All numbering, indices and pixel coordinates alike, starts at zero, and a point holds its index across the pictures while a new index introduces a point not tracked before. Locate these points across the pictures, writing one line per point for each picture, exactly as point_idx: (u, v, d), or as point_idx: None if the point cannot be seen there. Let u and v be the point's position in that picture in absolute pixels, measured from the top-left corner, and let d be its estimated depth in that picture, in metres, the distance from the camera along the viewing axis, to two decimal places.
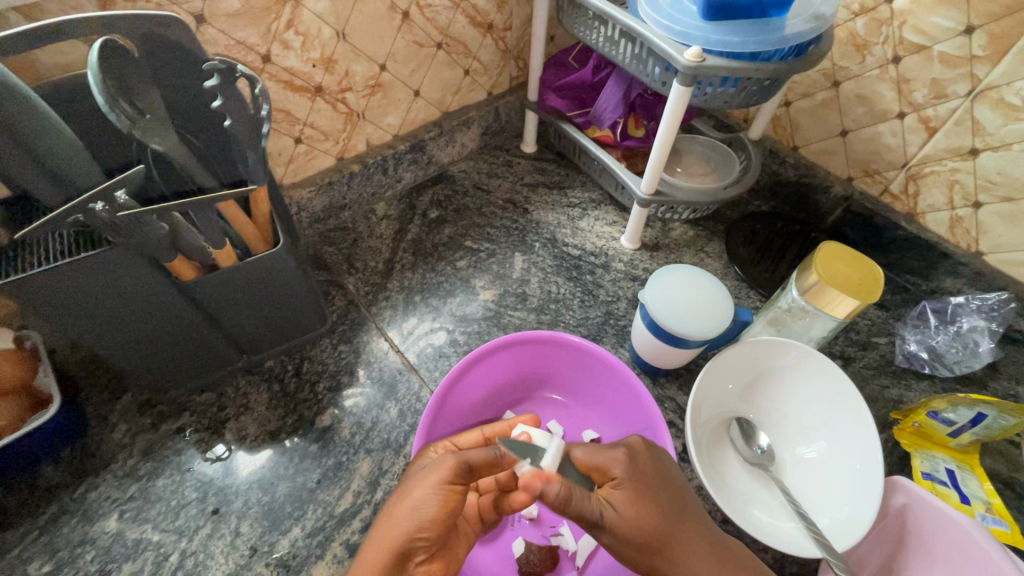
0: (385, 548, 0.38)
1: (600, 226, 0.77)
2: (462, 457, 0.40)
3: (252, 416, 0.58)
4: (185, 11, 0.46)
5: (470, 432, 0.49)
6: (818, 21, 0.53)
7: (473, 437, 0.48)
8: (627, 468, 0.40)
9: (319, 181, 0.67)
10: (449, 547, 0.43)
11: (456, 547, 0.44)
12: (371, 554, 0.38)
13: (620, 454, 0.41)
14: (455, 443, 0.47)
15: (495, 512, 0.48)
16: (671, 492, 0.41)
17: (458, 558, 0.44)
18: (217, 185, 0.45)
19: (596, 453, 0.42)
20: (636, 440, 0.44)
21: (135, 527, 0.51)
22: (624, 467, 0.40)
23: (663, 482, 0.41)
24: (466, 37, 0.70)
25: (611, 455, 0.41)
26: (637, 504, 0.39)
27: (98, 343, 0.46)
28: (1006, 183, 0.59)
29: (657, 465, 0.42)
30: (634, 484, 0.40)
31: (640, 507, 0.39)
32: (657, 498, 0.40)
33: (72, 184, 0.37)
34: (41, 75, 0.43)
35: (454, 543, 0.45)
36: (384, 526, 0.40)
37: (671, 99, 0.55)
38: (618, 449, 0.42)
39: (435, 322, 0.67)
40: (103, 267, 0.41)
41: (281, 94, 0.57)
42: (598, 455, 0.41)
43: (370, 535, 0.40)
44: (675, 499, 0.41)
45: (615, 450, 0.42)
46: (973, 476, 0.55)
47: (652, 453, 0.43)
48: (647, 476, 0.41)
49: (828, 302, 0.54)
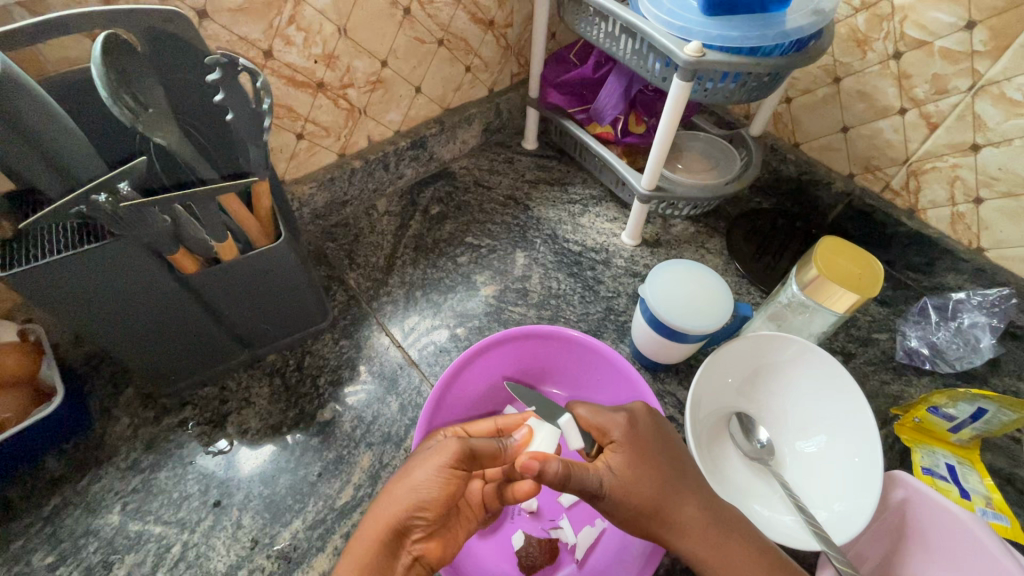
0: (384, 523, 0.39)
1: (600, 223, 0.77)
2: (466, 442, 0.41)
3: (253, 410, 0.58)
4: (187, 6, 0.47)
5: (482, 421, 0.49)
6: (819, 16, 0.53)
7: (486, 426, 0.48)
8: (625, 430, 0.44)
9: (321, 177, 0.68)
10: (450, 528, 0.43)
11: (457, 530, 0.44)
12: (372, 527, 0.39)
13: (619, 417, 0.44)
14: (466, 430, 0.47)
15: (497, 503, 0.47)
16: (670, 457, 0.43)
17: (458, 540, 0.43)
18: (219, 178, 0.46)
19: (599, 414, 0.45)
20: (639, 406, 0.46)
21: (137, 519, 0.51)
22: (623, 429, 0.44)
23: (663, 447, 0.44)
24: (467, 33, 0.70)
25: (611, 418, 0.44)
26: (631, 466, 0.42)
27: (101, 335, 0.46)
28: (1007, 179, 0.59)
29: (660, 430, 0.45)
30: (632, 445, 0.43)
31: (635, 468, 0.42)
32: (653, 462, 0.43)
33: (75, 176, 0.37)
34: (45, 70, 0.43)
35: (455, 525, 0.44)
36: (386, 500, 0.41)
37: (671, 94, 0.55)
38: (619, 413, 0.45)
39: (437, 318, 0.67)
40: (107, 261, 0.41)
41: (283, 90, 0.57)
42: (600, 417, 0.45)
43: (368, 513, 0.41)
44: (674, 464, 0.43)
45: (617, 414, 0.45)
46: (973, 471, 0.55)
47: (656, 420, 0.45)
48: (645, 440, 0.44)
49: (828, 296, 0.54)
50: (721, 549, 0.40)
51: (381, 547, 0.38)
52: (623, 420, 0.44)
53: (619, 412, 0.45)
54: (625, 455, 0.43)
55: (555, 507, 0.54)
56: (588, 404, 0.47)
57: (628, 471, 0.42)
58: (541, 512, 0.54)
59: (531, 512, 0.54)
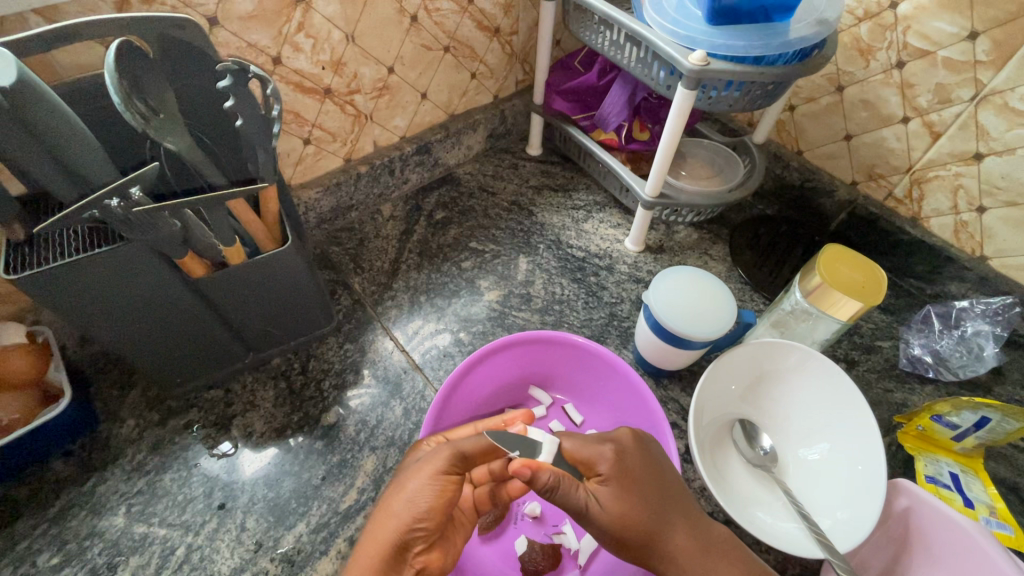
0: (385, 542, 0.39)
1: (604, 229, 0.78)
2: (456, 447, 0.42)
3: (258, 413, 0.59)
4: (198, 13, 0.47)
5: (463, 427, 0.49)
6: (823, 25, 0.54)
7: (466, 431, 0.49)
8: (613, 465, 0.42)
9: (327, 182, 0.68)
10: (447, 537, 0.43)
11: (455, 539, 0.44)
12: (371, 547, 0.39)
13: (606, 451, 0.43)
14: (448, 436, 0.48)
15: (491, 503, 0.48)
16: (660, 491, 0.42)
17: (456, 550, 0.44)
18: (228, 184, 0.46)
19: (585, 446, 0.44)
20: (625, 435, 0.45)
21: (142, 521, 0.52)
22: (609, 463, 0.42)
23: (649, 476, 0.43)
24: (474, 41, 0.71)
25: (598, 451, 0.43)
26: (621, 501, 0.41)
27: (110, 338, 0.47)
28: (1011, 188, 0.59)
29: (647, 460, 0.44)
30: (620, 480, 0.42)
31: (625, 503, 0.41)
32: (642, 496, 0.41)
33: (89, 185, 0.38)
34: (57, 76, 0.44)
35: (452, 533, 0.45)
36: (382, 519, 0.40)
37: (676, 102, 0.55)
38: (604, 445, 0.43)
39: (440, 323, 0.67)
40: (120, 265, 0.42)
41: (291, 96, 0.58)
42: (585, 449, 0.43)
43: (363, 534, 0.40)
44: (662, 497, 0.42)
45: (603, 446, 0.43)
46: (977, 480, 0.55)
47: (642, 446, 0.44)
48: (635, 473, 0.42)
49: (831, 304, 0.54)
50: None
51: (384, 564, 0.38)
52: (610, 453, 0.43)
53: (604, 443, 0.44)
54: (613, 489, 0.41)
55: (558, 512, 0.54)
56: (571, 437, 0.45)
57: (616, 504, 0.41)
58: (544, 518, 0.54)
59: (534, 517, 0.54)
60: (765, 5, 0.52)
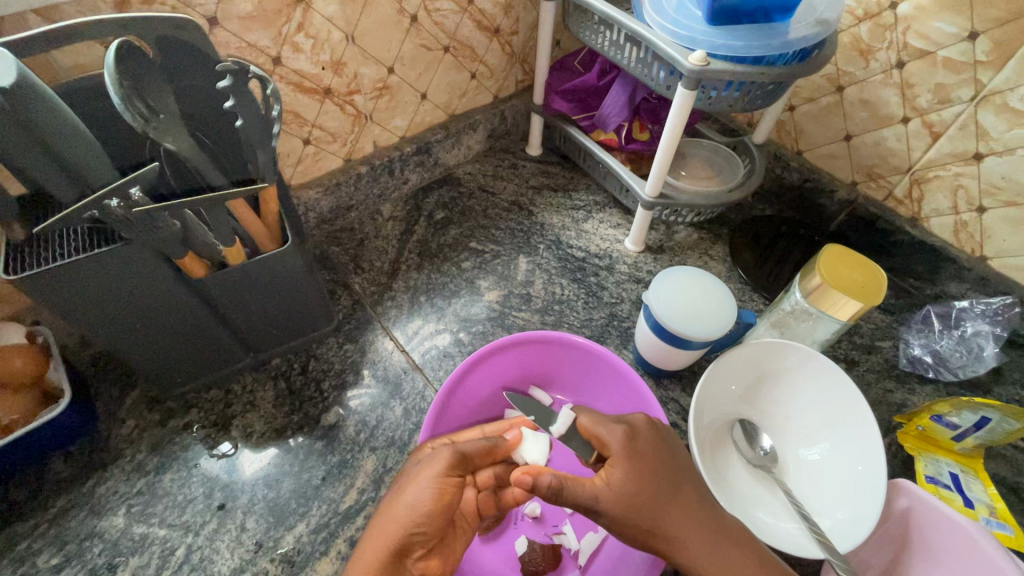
0: (385, 546, 0.39)
1: (604, 229, 0.78)
2: (457, 448, 0.43)
3: (258, 414, 0.59)
4: (198, 13, 0.47)
5: (469, 431, 0.49)
6: (823, 26, 0.54)
7: (472, 434, 0.49)
8: (624, 445, 0.43)
9: (327, 182, 0.68)
10: (447, 543, 0.43)
11: (455, 544, 0.44)
12: (371, 551, 0.39)
13: (617, 430, 0.44)
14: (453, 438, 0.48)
15: (494, 509, 0.48)
16: (672, 473, 0.43)
17: (456, 555, 0.43)
18: (228, 185, 0.46)
19: (598, 423, 0.45)
20: (640, 418, 0.45)
21: (141, 521, 0.52)
22: (619, 442, 0.43)
23: (662, 458, 0.43)
24: (473, 41, 0.71)
25: (610, 431, 0.44)
26: (632, 482, 0.41)
27: (110, 338, 0.47)
28: (1011, 188, 0.59)
29: (662, 443, 0.44)
30: (632, 459, 0.42)
31: (636, 483, 0.41)
32: (654, 478, 0.42)
33: (89, 185, 0.38)
34: (56, 76, 0.44)
35: (453, 539, 0.44)
36: (382, 523, 0.40)
37: (676, 102, 0.55)
38: (618, 425, 0.44)
39: (440, 323, 0.67)
40: (120, 265, 0.42)
41: (291, 96, 0.58)
42: (598, 426, 0.45)
43: (364, 537, 0.40)
44: (675, 480, 0.42)
45: (615, 426, 0.44)
46: (977, 480, 0.55)
47: (658, 432, 0.44)
48: (647, 454, 0.43)
49: (831, 304, 0.54)
50: (722, 563, 0.39)
51: (383, 568, 0.38)
52: (621, 433, 0.43)
53: (618, 424, 0.44)
54: (623, 469, 0.42)
55: (558, 512, 0.54)
56: (589, 412, 0.47)
57: (627, 485, 0.41)
58: (544, 518, 0.54)
59: (534, 517, 0.54)
60: (765, 5, 0.52)
